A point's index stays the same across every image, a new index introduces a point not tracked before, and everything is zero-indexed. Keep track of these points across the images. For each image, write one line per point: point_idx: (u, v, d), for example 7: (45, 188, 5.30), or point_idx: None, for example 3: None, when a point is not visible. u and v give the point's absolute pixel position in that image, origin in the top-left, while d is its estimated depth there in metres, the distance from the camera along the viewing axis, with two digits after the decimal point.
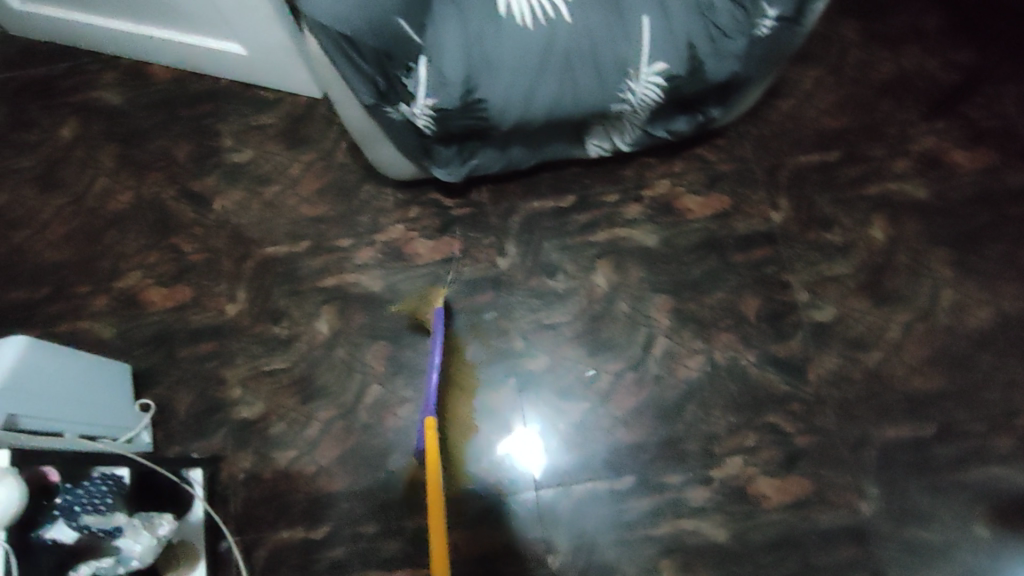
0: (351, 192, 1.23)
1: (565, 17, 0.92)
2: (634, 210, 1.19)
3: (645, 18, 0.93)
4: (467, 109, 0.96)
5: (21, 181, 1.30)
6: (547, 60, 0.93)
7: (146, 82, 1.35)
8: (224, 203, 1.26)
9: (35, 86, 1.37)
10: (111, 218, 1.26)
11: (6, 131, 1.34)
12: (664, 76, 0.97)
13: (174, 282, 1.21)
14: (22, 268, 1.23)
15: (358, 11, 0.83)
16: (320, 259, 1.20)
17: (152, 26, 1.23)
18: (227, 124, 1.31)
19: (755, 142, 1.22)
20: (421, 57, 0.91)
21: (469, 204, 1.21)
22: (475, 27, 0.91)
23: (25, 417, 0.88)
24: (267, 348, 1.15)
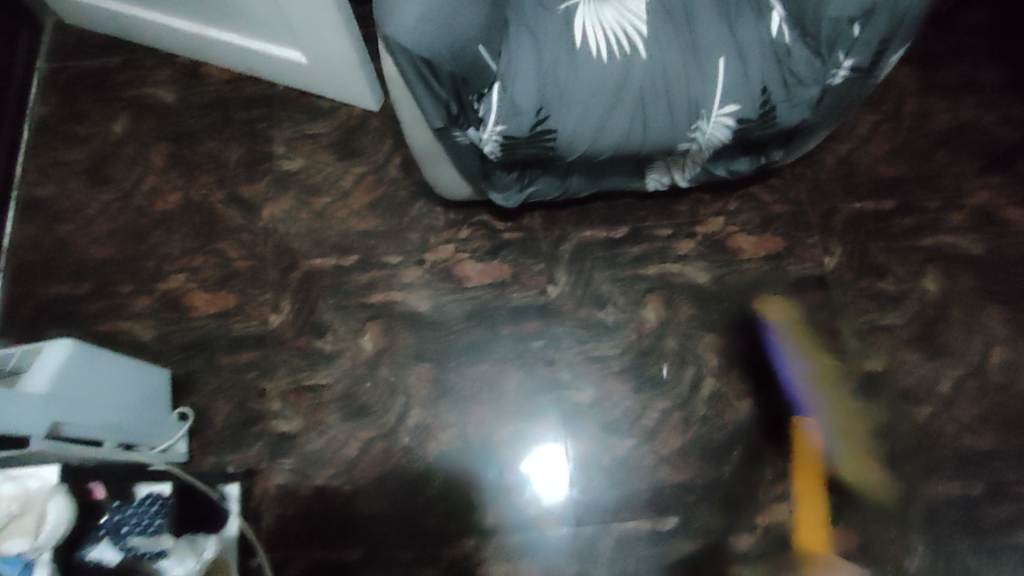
0: (401, 208, 1.22)
1: (642, 52, 0.88)
2: (687, 246, 1.18)
3: (721, 60, 0.89)
4: (535, 139, 0.91)
5: (68, 174, 1.29)
6: (621, 96, 0.89)
7: (199, 82, 1.33)
8: (271, 211, 1.24)
9: (87, 78, 1.35)
10: (156, 217, 1.25)
11: (56, 123, 1.33)
12: (735, 118, 0.93)
13: (218, 288, 1.20)
14: (67, 263, 1.23)
15: (443, 35, 0.79)
16: (367, 275, 1.19)
17: (214, 28, 1.22)
18: (279, 130, 1.29)
19: (811, 185, 1.21)
20: (495, 83, 0.87)
21: (521, 228, 1.19)
22: (551, 57, 0.88)
23: (73, 426, 0.87)
24: (310, 362, 1.14)
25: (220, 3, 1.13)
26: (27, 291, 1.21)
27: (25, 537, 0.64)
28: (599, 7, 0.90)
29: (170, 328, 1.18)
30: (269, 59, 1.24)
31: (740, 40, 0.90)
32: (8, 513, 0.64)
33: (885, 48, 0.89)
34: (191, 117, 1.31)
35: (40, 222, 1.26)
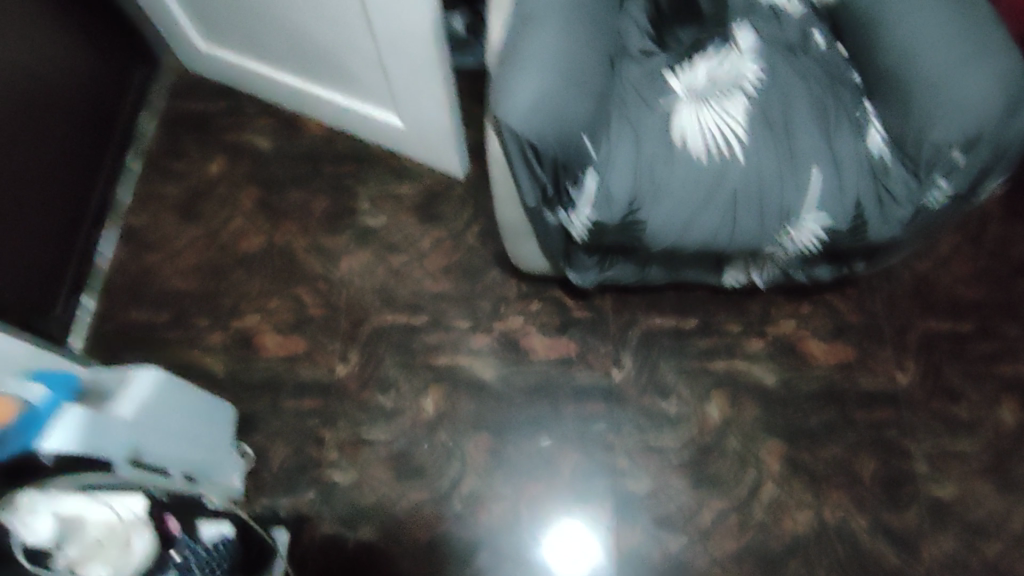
0: (476, 275, 1.25)
1: (738, 157, 0.90)
2: (756, 345, 1.18)
3: (816, 170, 0.89)
4: (625, 228, 0.92)
5: (163, 206, 1.36)
6: (713, 195, 0.90)
7: (296, 133, 1.40)
8: (349, 263, 1.27)
9: (192, 120, 1.44)
10: (240, 257, 1.30)
11: (159, 157, 1.41)
12: (825, 228, 0.92)
13: (290, 331, 1.23)
14: (151, 291, 1.28)
15: (552, 124, 0.82)
16: (436, 336, 1.21)
17: (320, 84, 1.29)
18: (365, 187, 1.34)
19: (886, 299, 1.20)
20: (591, 168, 0.88)
21: (591, 309, 1.21)
22: (648, 151, 0.89)
23: (148, 452, 0.85)
24: (370, 416, 1.16)
25: (334, 66, 1.20)
26: (110, 312, 1.27)
27: (108, 565, 0.68)
28: (701, 107, 0.91)
29: (239, 366, 1.21)
30: (366, 118, 1.29)
31: (837, 154, 0.90)
32: (97, 538, 0.68)
33: (984, 175, 0.88)
34: (285, 165, 1.37)
35: (132, 248, 1.32)
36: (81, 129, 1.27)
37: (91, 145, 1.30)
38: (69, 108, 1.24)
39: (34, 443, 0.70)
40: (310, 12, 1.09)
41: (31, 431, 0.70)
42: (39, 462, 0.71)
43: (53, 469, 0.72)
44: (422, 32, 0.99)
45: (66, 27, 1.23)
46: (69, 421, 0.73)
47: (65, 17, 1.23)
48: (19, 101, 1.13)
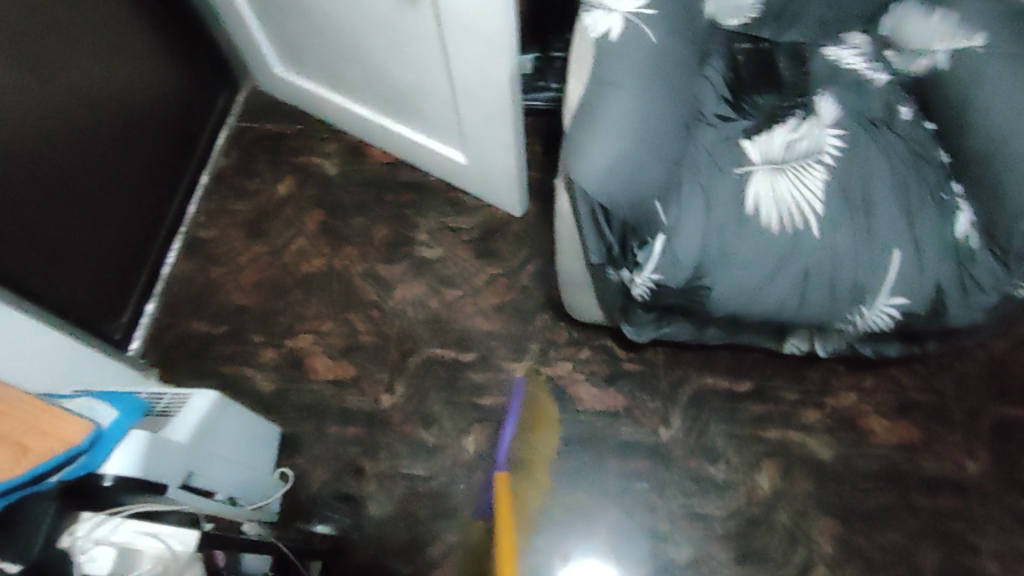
0: (527, 317, 1.24)
1: (812, 231, 0.88)
2: (813, 416, 1.13)
3: (896, 252, 0.87)
4: (688, 292, 0.91)
5: (230, 222, 1.40)
6: (783, 268, 0.88)
7: (362, 161, 1.43)
8: (403, 293, 1.28)
9: (266, 140, 1.49)
10: (299, 278, 1.32)
11: (232, 174, 1.46)
12: (901, 310, 0.88)
13: (340, 356, 1.24)
14: (212, 304, 1.32)
15: (624, 189, 0.82)
16: (483, 375, 1.20)
17: (390, 117, 1.31)
18: (425, 219, 1.35)
19: (958, 379, 1.13)
20: (660, 234, 0.87)
21: (642, 361, 1.19)
22: (719, 219, 0.88)
23: (197, 475, 0.88)
24: (411, 451, 1.15)
25: (407, 103, 1.22)
26: (172, 322, 1.31)
27: None
28: (777, 177, 0.90)
29: (287, 386, 1.23)
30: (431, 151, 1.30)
31: (917, 234, 0.87)
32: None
33: None
34: (349, 191, 1.40)
35: (197, 261, 1.36)
36: (160, 149, 1.34)
37: (167, 164, 1.36)
38: (151, 129, 1.31)
39: (94, 466, 0.73)
40: (387, 49, 1.11)
41: (96, 454, 0.73)
42: (100, 482, 0.72)
43: (111, 491, 0.73)
44: (495, 77, 0.99)
45: (158, 52, 1.30)
46: (131, 445, 0.77)
47: (158, 42, 1.30)
48: (110, 122, 1.20)
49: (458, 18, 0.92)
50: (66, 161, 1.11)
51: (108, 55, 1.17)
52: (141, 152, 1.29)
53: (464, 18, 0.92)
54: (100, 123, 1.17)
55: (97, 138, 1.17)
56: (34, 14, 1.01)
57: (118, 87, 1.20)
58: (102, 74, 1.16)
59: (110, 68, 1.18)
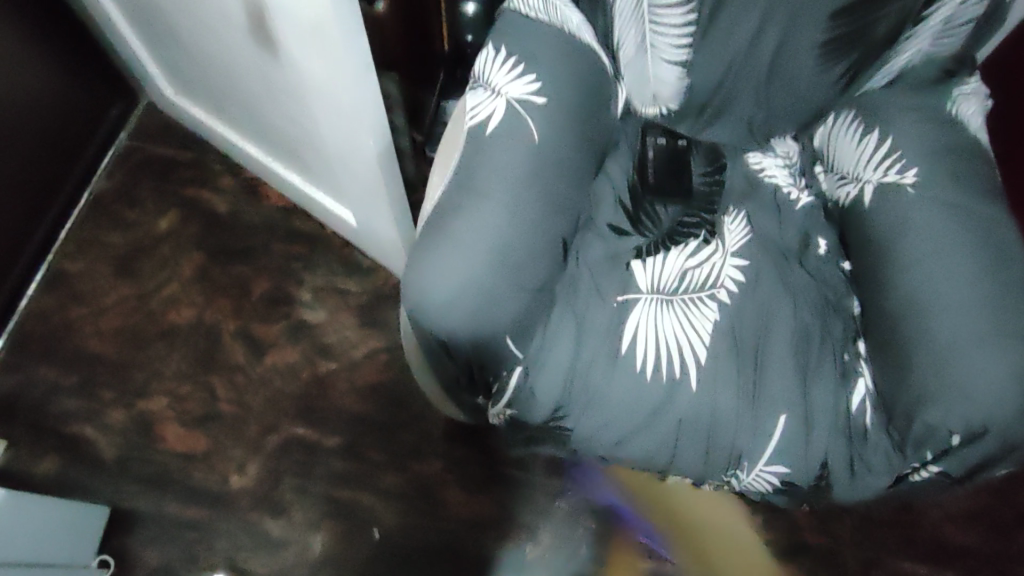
0: (404, 401, 1.13)
1: (691, 381, 0.77)
2: (697, 550, 1.02)
3: (782, 417, 0.76)
4: (547, 429, 0.80)
5: (100, 256, 1.27)
6: (654, 419, 0.77)
7: (258, 202, 1.31)
8: (275, 359, 1.17)
9: (156, 164, 1.36)
10: (163, 329, 1.20)
11: (113, 200, 1.33)
12: (781, 479, 0.76)
13: (194, 427, 1.13)
14: (62, 349, 1.19)
15: (468, 323, 0.71)
16: (345, 464, 1.09)
17: (281, 162, 1.17)
18: (312, 276, 1.24)
19: (857, 523, 1.03)
20: (516, 367, 0.76)
21: (520, 466, 1.07)
22: (587, 356, 0.77)
23: None
24: (255, 543, 1.04)
25: (290, 154, 1.09)
26: (16, 366, 1.18)
27: None
28: (662, 310, 0.79)
29: (132, 454, 1.12)
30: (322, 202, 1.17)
31: (808, 400, 0.77)
32: None
33: (984, 467, 0.72)
34: (236, 234, 1.28)
35: (60, 296, 1.24)
36: (30, 164, 1.19)
37: (38, 181, 1.22)
38: (21, 143, 1.16)
39: None
40: (262, 94, 0.97)
41: None
42: None
43: None
44: (362, 152, 0.86)
45: (35, 56, 1.15)
46: None
47: (34, 46, 1.15)
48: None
49: (312, 83, 0.78)
50: None
51: None
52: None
53: (319, 86, 0.78)
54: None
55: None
56: None
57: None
58: None
59: None
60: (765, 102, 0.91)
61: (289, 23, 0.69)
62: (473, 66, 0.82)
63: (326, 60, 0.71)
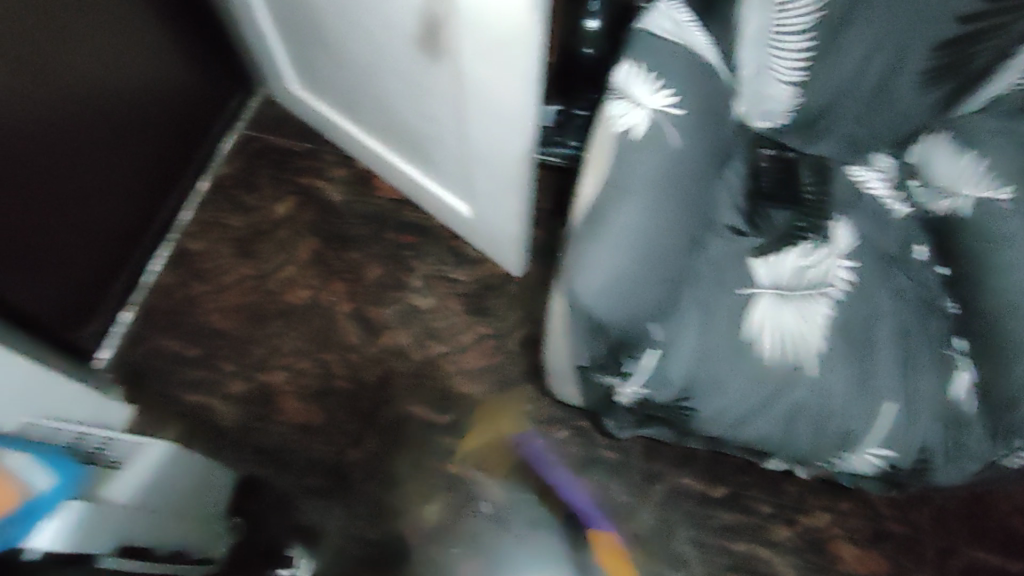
0: (510, 384, 1.22)
1: (806, 369, 0.84)
2: (784, 533, 1.10)
3: (890, 404, 0.83)
4: (672, 410, 0.88)
5: (222, 238, 1.38)
6: (772, 403, 0.84)
7: (368, 194, 1.41)
8: (387, 340, 1.27)
9: (273, 155, 1.46)
10: (282, 308, 1.30)
11: (232, 185, 1.43)
12: (886, 461, 0.85)
13: (312, 400, 1.21)
14: (187, 324, 1.29)
15: (623, 308, 0.81)
16: (454, 439, 1.17)
17: (401, 156, 1.28)
18: (422, 264, 1.34)
19: (935, 513, 1.11)
20: (653, 350, 0.85)
21: (620, 450, 1.16)
22: (713, 343, 0.85)
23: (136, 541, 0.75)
24: (370, 512, 1.13)
25: (419, 148, 1.20)
26: (142, 336, 1.28)
27: None
28: (779, 305, 0.86)
29: (253, 423, 1.20)
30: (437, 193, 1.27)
31: (913, 387, 0.83)
32: None
33: None
34: (349, 222, 1.38)
35: (181, 273, 1.35)
36: (157, 149, 1.31)
37: (165, 165, 1.35)
38: (150, 128, 1.28)
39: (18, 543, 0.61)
40: (405, 92, 1.08)
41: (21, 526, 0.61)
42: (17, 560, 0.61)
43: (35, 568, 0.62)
44: (506, 147, 0.96)
45: (169, 48, 1.27)
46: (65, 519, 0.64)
47: (170, 41, 1.26)
48: (110, 121, 1.17)
49: (477, 83, 0.89)
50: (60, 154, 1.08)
51: (123, 58, 1.15)
52: (136, 155, 1.26)
53: (483, 87, 0.89)
54: (100, 122, 1.15)
55: (95, 136, 1.14)
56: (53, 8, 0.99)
57: (124, 86, 1.17)
58: (112, 76, 1.14)
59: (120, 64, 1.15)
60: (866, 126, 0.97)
61: (475, 29, 0.81)
62: (615, 80, 0.90)
63: (502, 66, 0.83)
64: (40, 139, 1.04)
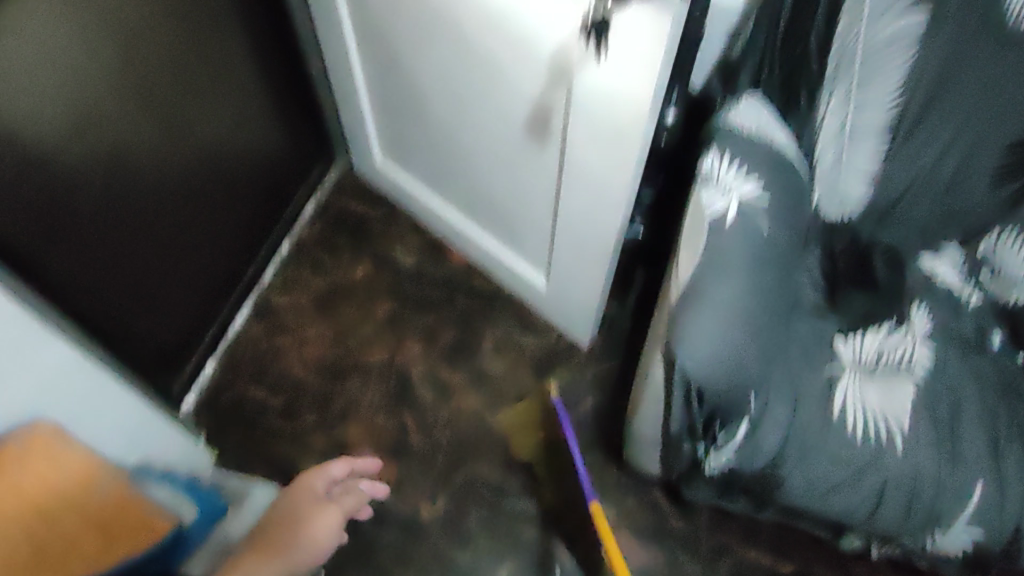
0: (578, 452, 1.27)
1: (896, 445, 0.88)
2: None
3: (979, 483, 0.86)
4: (761, 480, 0.91)
5: (305, 296, 1.46)
6: (862, 477, 0.88)
7: (442, 262, 1.49)
8: (459, 402, 1.32)
9: (352, 224, 1.54)
10: (359, 365, 1.36)
11: (314, 250, 1.51)
12: (975, 540, 0.86)
13: (388, 457, 1.27)
14: (271, 376, 1.37)
15: (723, 377, 0.85)
16: (526, 502, 1.23)
17: (481, 227, 1.36)
18: (491, 330, 1.40)
19: None
20: (744, 419, 0.89)
21: (688, 522, 1.21)
22: (803, 413, 0.90)
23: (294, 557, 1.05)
24: (443, 566, 1.18)
25: (500, 220, 1.28)
26: (227, 386, 1.37)
27: None
28: (864, 383, 0.92)
29: None
30: (510, 262, 1.35)
31: (1004, 466, 0.87)
32: None
33: None
34: (423, 287, 1.46)
35: (267, 326, 1.43)
36: (254, 209, 1.40)
37: (258, 225, 1.43)
38: (252, 194, 1.38)
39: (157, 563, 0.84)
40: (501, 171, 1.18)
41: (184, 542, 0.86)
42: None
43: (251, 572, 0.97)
44: (599, 221, 1.04)
45: (277, 125, 1.39)
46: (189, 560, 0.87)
47: (278, 118, 1.38)
48: (219, 182, 1.27)
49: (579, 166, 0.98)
50: (175, 204, 1.17)
51: (239, 124, 1.26)
52: (236, 213, 1.35)
53: (586, 169, 0.97)
54: (211, 181, 1.25)
55: (206, 191, 1.24)
56: (195, 79, 1.11)
57: (234, 157, 1.29)
58: (227, 139, 1.25)
59: (235, 128, 1.26)
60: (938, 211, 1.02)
61: (580, 116, 0.90)
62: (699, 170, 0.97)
63: (604, 150, 0.91)
64: (162, 201, 1.14)
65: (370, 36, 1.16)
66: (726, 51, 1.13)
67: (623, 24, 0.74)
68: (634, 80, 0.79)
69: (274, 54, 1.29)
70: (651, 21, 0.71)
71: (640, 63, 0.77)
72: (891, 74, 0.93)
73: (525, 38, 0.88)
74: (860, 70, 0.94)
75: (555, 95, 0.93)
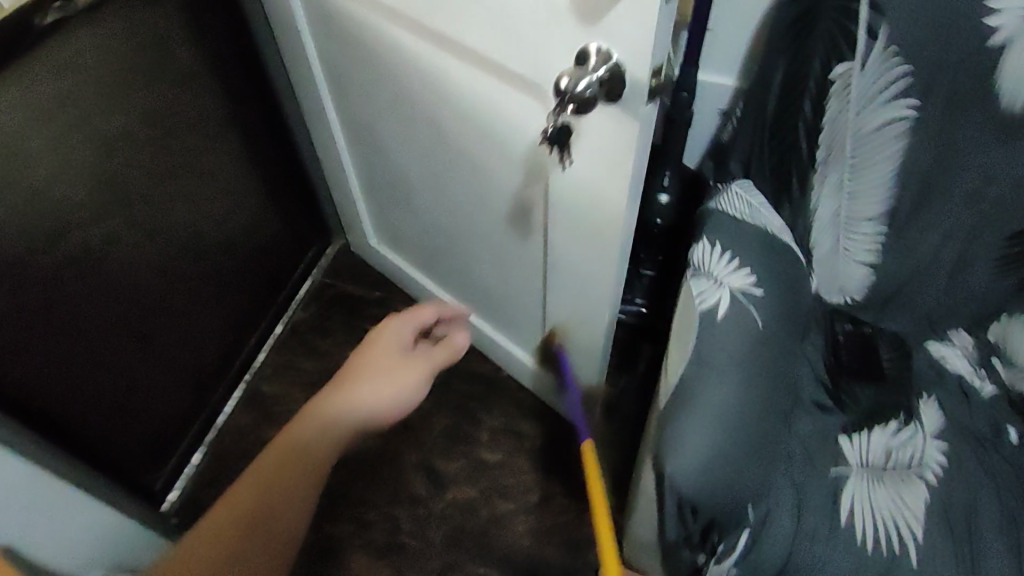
0: (580, 550, 1.20)
1: (910, 556, 0.81)
2: None
3: None
4: None
5: (297, 379, 1.43)
6: None
7: None
8: (454, 494, 1.26)
9: (348, 303, 1.53)
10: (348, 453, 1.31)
11: (306, 330, 1.50)
12: None
13: (378, 556, 1.21)
14: None
15: (719, 485, 0.79)
16: None
17: (474, 310, 1.34)
18: (489, 416, 1.35)
19: None
20: (744, 530, 0.83)
21: None
22: (809, 525, 0.84)
23: None
24: None
25: (490, 304, 1.26)
26: (214, 477, 1.34)
27: None
28: (873, 486, 0.86)
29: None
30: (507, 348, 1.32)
31: None
32: None
33: None
34: None
35: (256, 413, 1.41)
36: (244, 294, 1.41)
37: (249, 310, 1.43)
38: (240, 280, 1.39)
39: None
40: (489, 262, 1.16)
41: None
42: None
43: None
44: (588, 315, 1.00)
45: (268, 210, 1.41)
46: None
47: (270, 202, 1.41)
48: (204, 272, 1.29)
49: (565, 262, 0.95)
50: (158, 299, 1.19)
51: (223, 215, 1.29)
52: (223, 301, 1.36)
53: (571, 266, 0.95)
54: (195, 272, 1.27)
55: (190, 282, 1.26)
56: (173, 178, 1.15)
57: (223, 241, 1.31)
58: (212, 231, 1.27)
59: (221, 219, 1.28)
60: (945, 295, 0.98)
61: (561, 210, 0.87)
62: (692, 257, 0.96)
63: (588, 245, 0.88)
64: (145, 289, 1.15)
65: (356, 130, 1.18)
66: (720, 133, 1.12)
67: (592, 128, 0.72)
68: (609, 183, 0.77)
69: (264, 145, 1.33)
70: (620, 124, 0.69)
71: (612, 166, 0.75)
72: (883, 167, 0.91)
73: (502, 139, 0.87)
74: (851, 160, 0.91)
75: (535, 194, 0.91)
